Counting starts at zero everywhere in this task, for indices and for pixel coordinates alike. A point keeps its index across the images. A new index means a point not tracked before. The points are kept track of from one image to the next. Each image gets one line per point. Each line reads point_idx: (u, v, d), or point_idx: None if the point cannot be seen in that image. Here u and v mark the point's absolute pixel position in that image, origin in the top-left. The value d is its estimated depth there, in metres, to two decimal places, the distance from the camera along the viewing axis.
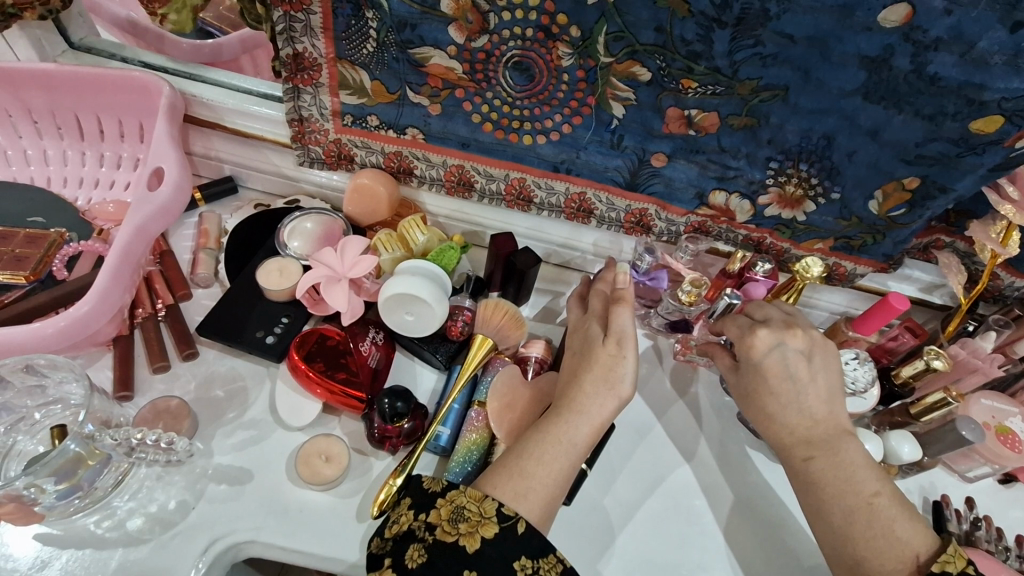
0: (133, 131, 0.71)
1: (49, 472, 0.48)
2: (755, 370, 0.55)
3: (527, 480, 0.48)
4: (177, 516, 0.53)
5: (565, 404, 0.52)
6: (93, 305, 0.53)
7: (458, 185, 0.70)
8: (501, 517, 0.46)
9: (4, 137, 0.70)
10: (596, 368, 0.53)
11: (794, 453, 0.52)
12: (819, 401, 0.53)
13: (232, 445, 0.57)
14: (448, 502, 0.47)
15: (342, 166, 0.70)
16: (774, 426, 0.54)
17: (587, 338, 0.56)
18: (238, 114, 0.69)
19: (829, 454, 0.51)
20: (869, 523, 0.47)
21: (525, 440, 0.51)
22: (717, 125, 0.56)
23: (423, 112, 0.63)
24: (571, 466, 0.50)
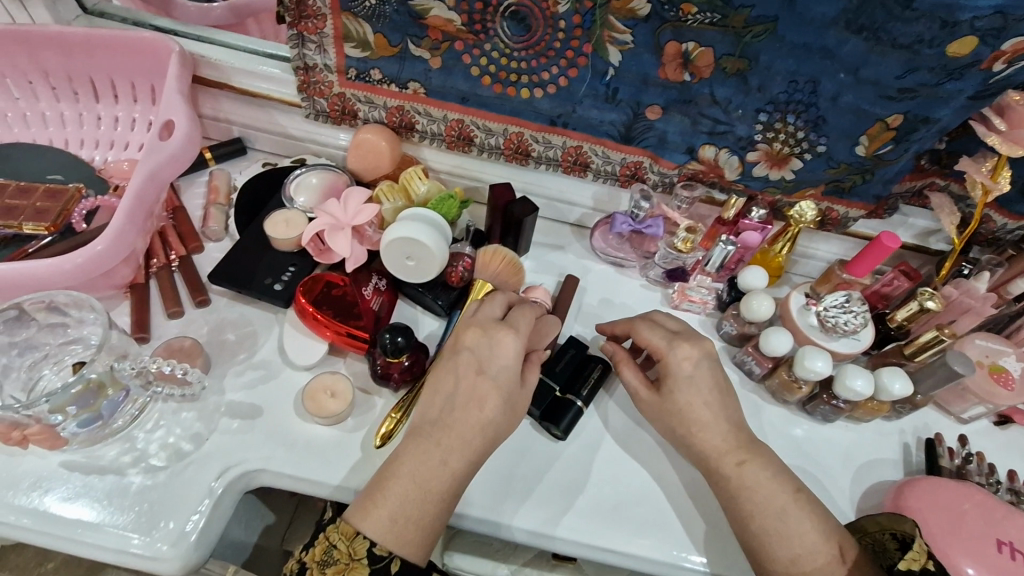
0: (145, 93, 0.74)
1: (69, 400, 0.51)
2: (682, 387, 0.56)
3: (409, 515, 0.48)
4: (191, 447, 0.56)
5: (456, 436, 0.50)
6: (109, 245, 0.55)
7: (458, 140, 0.72)
8: (372, 558, 0.47)
9: (24, 101, 0.73)
10: (494, 406, 0.51)
11: (726, 460, 0.53)
12: (734, 412, 0.56)
13: (243, 384, 0.60)
14: (323, 540, 0.48)
15: (346, 121, 0.73)
16: (705, 435, 0.54)
17: (481, 356, 0.53)
18: (245, 74, 0.71)
19: (759, 460, 0.53)
20: (795, 522, 0.49)
21: (402, 469, 0.50)
22: (711, 65, 0.57)
23: (424, 67, 0.65)
24: (445, 495, 0.49)
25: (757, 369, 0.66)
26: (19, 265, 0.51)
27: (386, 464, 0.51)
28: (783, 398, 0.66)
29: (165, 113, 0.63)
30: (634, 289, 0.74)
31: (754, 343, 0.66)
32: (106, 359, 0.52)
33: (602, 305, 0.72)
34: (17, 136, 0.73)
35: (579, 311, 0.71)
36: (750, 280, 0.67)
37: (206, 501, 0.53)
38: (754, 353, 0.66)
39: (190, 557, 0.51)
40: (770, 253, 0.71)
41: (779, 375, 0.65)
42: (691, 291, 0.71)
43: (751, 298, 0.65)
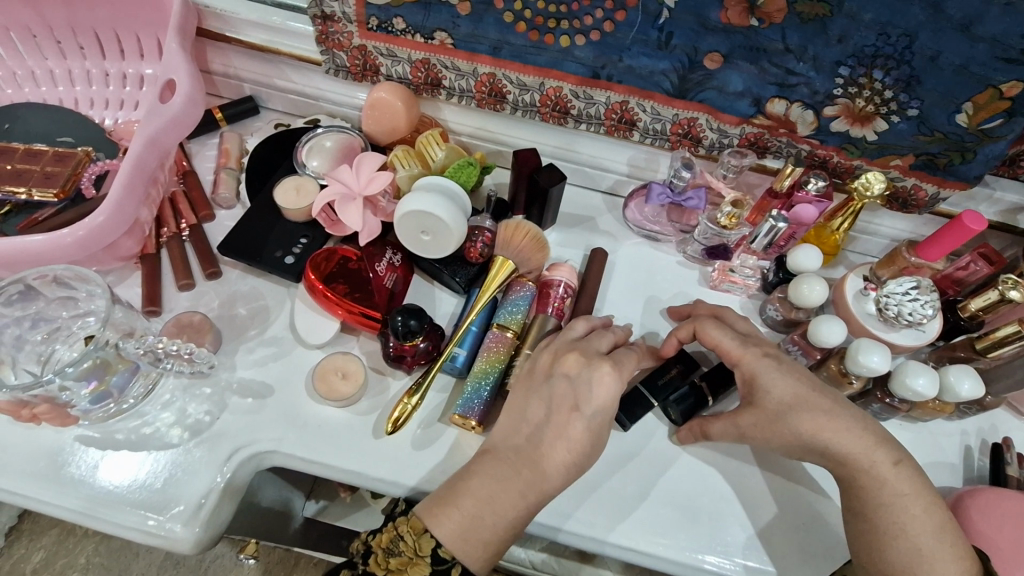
0: (152, 49, 0.70)
1: (79, 376, 0.50)
2: (774, 383, 0.51)
3: (476, 533, 0.47)
4: (205, 424, 0.55)
5: (544, 465, 0.48)
6: (109, 216, 0.52)
7: (489, 97, 0.66)
8: (434, 560, 0.46)
9: (31, 58, 0.70)
10: (585, 443, 0.49)
11: (881, 461, 0.49)
12: (866, 418, 0.51)
13: (253, 360, 0.58)
14: (391, 528, 0.48)
15: (366, 76, 0.67)
16: (848, 436, 0.50)
17: (577, 387, 0.51)
18: (252, 26, 0.66)
19: (910, 462, 0.50)
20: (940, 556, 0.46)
21: (476, 486, 0.48)
22: (783, 10, 0.49)
23: (451, 13, 0.59)
24: (515, 517, 0.48)
25: (802, 360, 0.61)
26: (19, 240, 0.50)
27: (464, 474, 0.49)
28: None
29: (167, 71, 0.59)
30: (670, 266, 0.68)
31: (801, 332, 0.60)
32: (110, 337, 0.50)
33: (634, 283, 0.67)
34: (27, 96, 0.71)
35: (608, 288, 0.66)
36: (802, 260, 0.60)
37: (217, 483, 0.52)
38: (800, 343, 0.60)
39: (201, 540, 0.51)
40: (827, 230, 0.63)
41: (827, 367, 0.58)
42: (734, 271, 0.64)
43: (801, 282, 0.58)
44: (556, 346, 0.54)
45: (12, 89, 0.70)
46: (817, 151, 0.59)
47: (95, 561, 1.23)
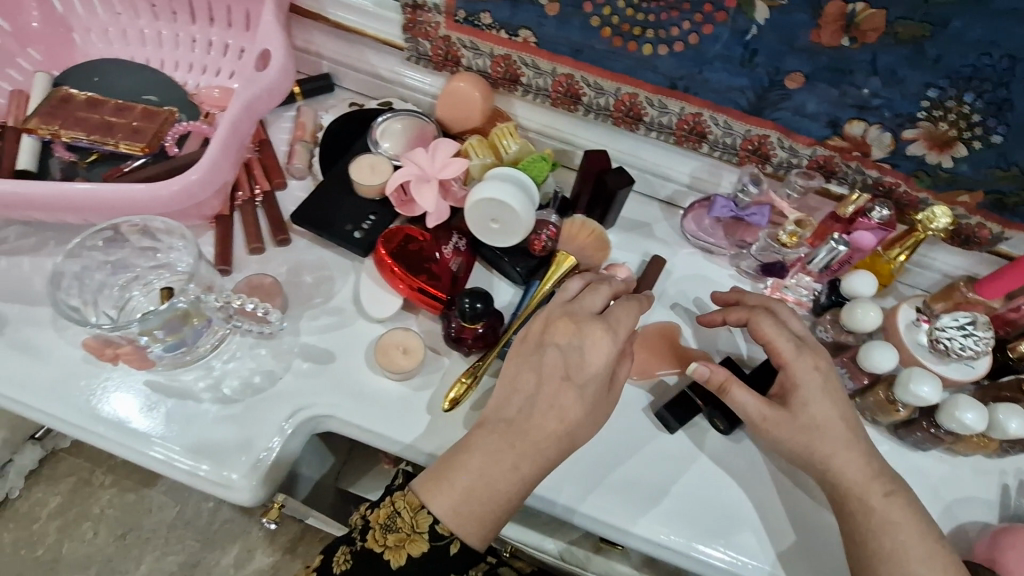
0: (240, 19, 0.71)
1: (159, 324, 0.52)
2: (814, 397, 0.53)
3: (471, 509, 0.49)
4: (268, 383, 0.57)
5: (537, 441, 0.50)
6: (203, 174, 0.54)
7: (564, 97, 0.67)
8: (433, 536, 0.48)
9: (126, 18, 0.72)
10: (579, 415, 0.50)
11: (874, 488, 0.51)
12: (869, 447, 0.53)
13: (316, 327, 0.60)
14: (389, 504, 0.50)
15: (446, 66, 0.69)
16: (844, 458, 0.52)
17: (571, 357, 0.51)
18: (340, 6, 0.68)
19: (905, 493, 0.51)
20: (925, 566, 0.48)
21: (472, 464, 0.49)
22: (879, 31, 0.50)
23: (539, 13, 0.61)
24: (512, 493, 0.49)
25: (849, 384, 0.61)
26: (117, 189, 0.51)
27: (459, 451, 0.50)
28: (874, 418, 0.60)
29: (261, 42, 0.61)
30: (723, 279, 0.69)
31: (851, 356, 0.61)
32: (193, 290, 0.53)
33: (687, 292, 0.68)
34: (116, 53, 0.73)
35: (661, 294, 0.68)
36: (857, 285, 0.61)
37: (278, 439, 0.54)
38: (850, 367, 0.61)
39: (255, 493, 0.53)
40: (882, 259, 0.64)
41: (876, 393, 0.59)
42: (788, 288, 0.66)
43: (855, 306, 0.59)
44: (551, 315, 0.53)
45: (103, 45, 0.73)
46: (886, 178, 0.60)
47: (110, 511, 1.29)
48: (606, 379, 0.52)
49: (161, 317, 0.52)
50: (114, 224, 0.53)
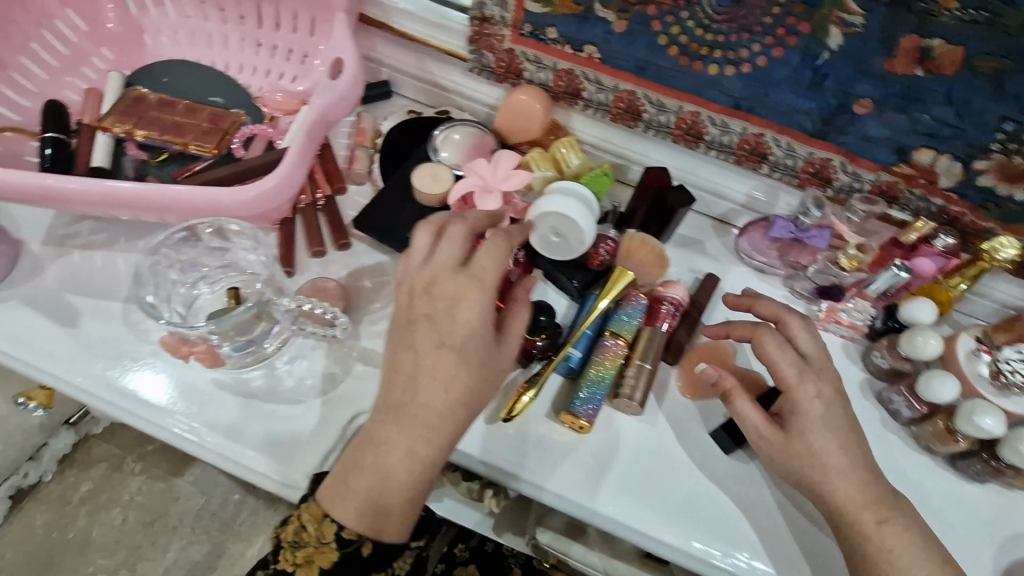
0: (305, 24, 0.72)
1: (233, 325, 0.55)
2: (812, 424, 0.52)
3: (379, 509, 0.49)
4: (331, 385, 0.58)
5: (411, 420, 0.50)
6: (280, 181, 0.55)
7: (625, 113, 0.68)
8: (340, 543, 0.48)
9: (195, 20, 0.74)
10: (466, 381, 0.50)
11: (866, 516, 0.50)
12: (870, 473, 0.52)
13: (375, 332, 0.61)
14: (292, 522, 0.49)
15: (508, 78, 0.70)
16: (835, 483, 0.51)
17: (441, 324, 0.51)
18: (405, 16, 0.70)
19: (899, 519, 0.50)
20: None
21: (388, 466, 0.49)
22: (958, 64, 0.50)
23: (606, 29, 0.62)
24: (414, 479, 0.49)
25: (906, 411, 0.61)
26: (200, 192, 0.52)
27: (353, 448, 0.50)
28: (929, 446, 0.60)
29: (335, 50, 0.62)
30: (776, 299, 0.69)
31: (909, 384, 0.60)
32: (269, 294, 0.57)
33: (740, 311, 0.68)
34: (183, 54, 0.75)
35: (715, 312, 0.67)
36: (916, 312, 0.60)
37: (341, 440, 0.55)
38: (907, 394, 0.60)
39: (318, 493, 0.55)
40: (941, 286, 0.63)
41: (934, 423, 0.59)
42: (843, 312, 0.65)
43: (916, 333, 0.59)
44: (414, 284, 0.52)
45: (170, 45, 0.75)
46: (952, 206, 0.60)
47: (141, 496, 1.38)
48: (484, 337, 0.51)
49: (235, 319, 0.54)
50: (195, 224, 0.57)
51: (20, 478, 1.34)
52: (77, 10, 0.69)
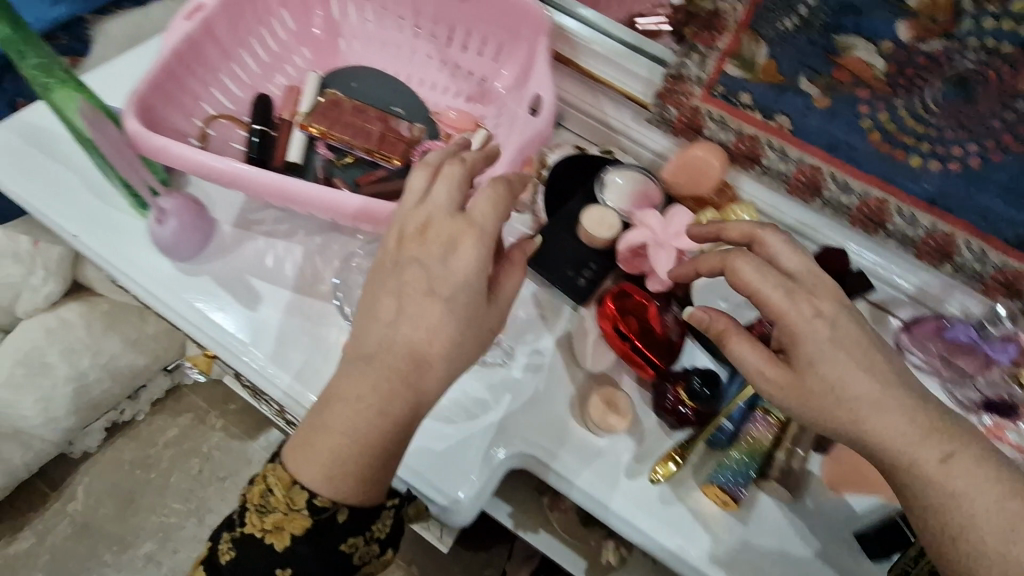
0: (492, 50, 0.75)
1: None
2: (820, 355, 0.45)
3: (344, 471, 0.47)
4: (482, 410, 0.59)
5: (425, 372, 0.47)
6: None
7: (804, 186, 0.66)
8: (311, 510, 0.48)
9: (389, 32, 0.78)
10: (447, 329, 0.47)
11: (926, 453, 0.41)
12: (914, 402, 0.43)
13: (524, 364, 0.62)
14: (258, 489, 0.49)
15: (687, 133, 0.69)
16: (885, 434, 0.43)
17: (433, 272, 0.48)
18: (594, 57, 0.71)
19: (968, 452, 0.41)
20: (1012, 524, 0.39)
21: (332, 422, 0.46)
22: None
23: (805, 103, 0.61)
24: (394, 428, 0.46)
25: None
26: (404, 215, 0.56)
27: (318, 406, 0.47)
28: None
29: (535, 87, 0.65)
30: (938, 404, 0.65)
31: None
32: None
33: None
34: (371, 61, 0.78)
35: None
36: None
37: (499, 455, 0.57)
38: None
39: (478, 510, 0.57)
40: None
41: None
42: (1011, 431, 0.61)
43: None
44: (405, 228, 0.49)
45: (361, 51, 0.78)
46: None
47: (218, 452, 1.46)
48: (476, 289, 0.48)
49: None
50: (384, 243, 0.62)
51: (118, 414, 1.44)
52: (290, 11, 0.74)
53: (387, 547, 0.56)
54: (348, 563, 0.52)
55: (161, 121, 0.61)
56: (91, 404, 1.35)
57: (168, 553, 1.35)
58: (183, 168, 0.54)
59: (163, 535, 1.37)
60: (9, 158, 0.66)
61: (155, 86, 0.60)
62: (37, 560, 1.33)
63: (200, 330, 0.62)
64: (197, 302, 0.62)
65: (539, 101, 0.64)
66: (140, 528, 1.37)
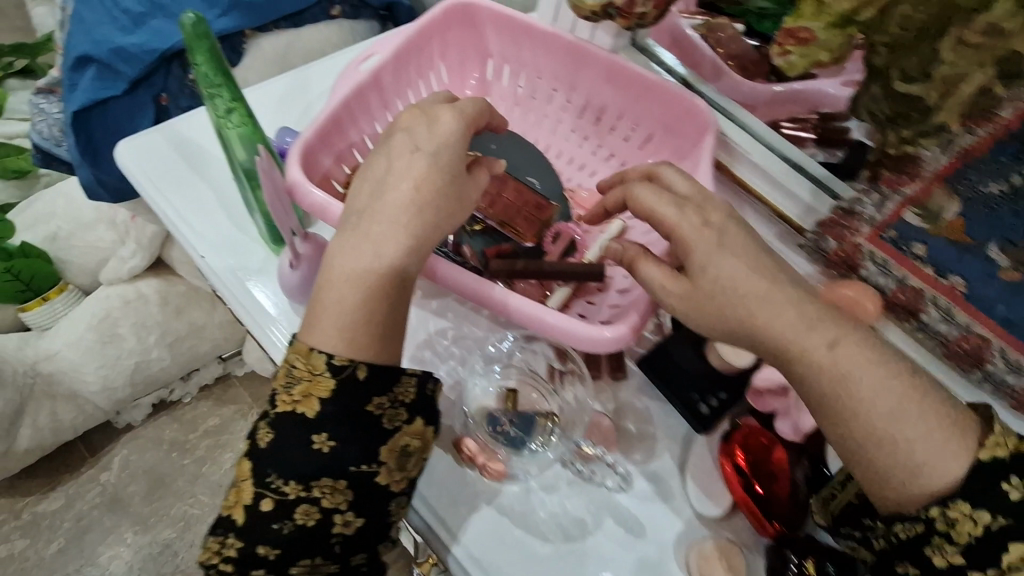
0: (640, 138, 0.73)
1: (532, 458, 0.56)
2: (711, 258, 0.46)
3: (355, 326, 0.51)
4: (579, 534, 0.54)
5: (378, 221, 0.52)
6: (617, 334, 0.52)
7: (964, 356, 0.57)
8: (332, 372, 0.50)
9: (538, 100, 0.78)
10: (421, 171, 0.54)
11: (812, 340, 0.43)
12: (797, 294, 0.45)
13: (635, 491, 0.57)
14: (285, 365, 0.52)
15: (839, 269, 0.62)
16: (763, 322, 0.44)
17: (416, 135, 0.56)
18: (752, 168, 0.68)
19: (851, 337, 0.43)
20: (936, 456, 0.39)
21: (334, 276, 0.52)
22: None
23: (987, 271, 0.56)
24: (381, 292, 0.51)
25: None
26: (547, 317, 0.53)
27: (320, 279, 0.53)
28: None
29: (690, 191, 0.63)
30: None
31: None
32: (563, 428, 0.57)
33: None
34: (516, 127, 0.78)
35: None
36: None
37: None
38: None
39: None
40: None
41: None
42: None
43: None
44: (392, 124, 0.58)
45: (506, 114, 0.79)
46: None
47: None
48: (455, 150, 0.55)
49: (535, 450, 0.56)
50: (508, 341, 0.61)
51: (167, 393, 1.44)
52: (449, 68, 0.77)
53: (428, 423, 0.54)
54: (377, 433, 0.51)
55: (319, 169, 0.63)
56: (146, 380, 1.35)
57: (185, 544, 1.34)
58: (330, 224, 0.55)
59: (184, 524, 1.36)
60: (148, 158, 0.67)
61: (321, 134, 0.62)
62: (62, 524, 1.33)
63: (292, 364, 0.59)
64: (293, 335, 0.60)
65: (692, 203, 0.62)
66: (164, 513, 1.36)
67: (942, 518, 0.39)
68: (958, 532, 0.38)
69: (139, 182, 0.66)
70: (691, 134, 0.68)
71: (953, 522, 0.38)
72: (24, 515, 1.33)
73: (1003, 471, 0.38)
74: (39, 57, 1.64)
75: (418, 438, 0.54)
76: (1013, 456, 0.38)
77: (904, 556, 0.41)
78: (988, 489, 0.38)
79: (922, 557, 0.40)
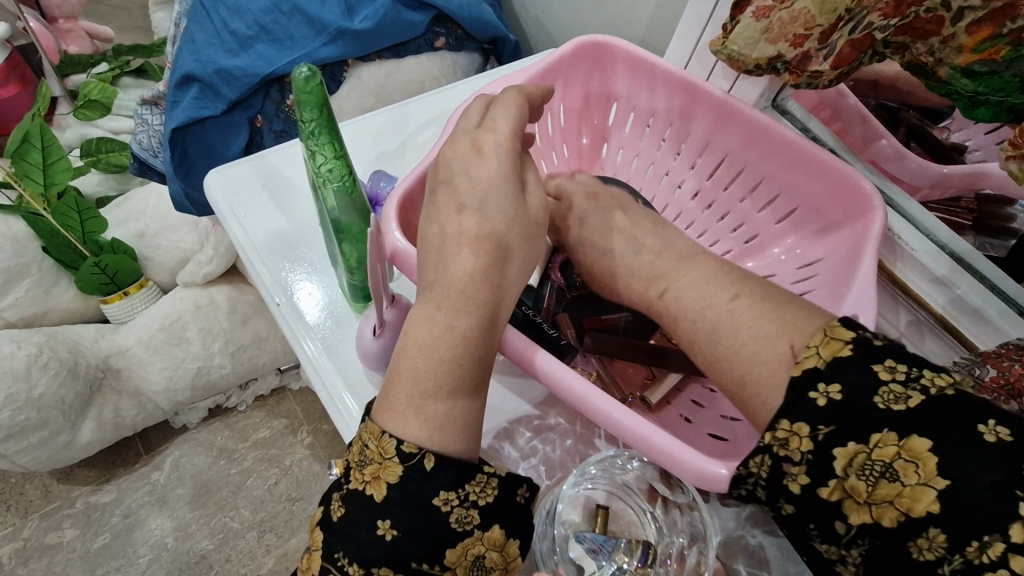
0: (780, 208, 0.66)
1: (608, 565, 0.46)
2: (611, 228, 0.61)
3: (426, 387, 0.44)
4: None
5: (446, 283, 0.48)
6: (733, 472, 0.43)
7: None
8: (403, 457, 0.42)
9: (663, 152, 0.72)
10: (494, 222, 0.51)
11: (652, 289, 0.53)
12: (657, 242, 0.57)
13: None
14: (358, 440, 0.44)
15: (995, 394, 0.46)
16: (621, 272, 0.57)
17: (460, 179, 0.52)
18: (912, 266, 0.58)
19: (679, 279, 0.52)
20: (756, 364, 0.43)
21: (413, 336, 0.46)
22: None
23: None
24: (467, 356, 0.45)
25: None
26: (652, 444, 0.44)
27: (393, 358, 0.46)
28: None
29: (844, 286, 0.55)
30: None
31: None
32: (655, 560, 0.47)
33: None
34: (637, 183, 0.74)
35: None
36: None
37: None
38: None
39: None
40: None
41: None
42: None
43: None
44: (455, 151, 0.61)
45: (626, 163, 0.75)
46: None
47: (298, 468, 1.43)
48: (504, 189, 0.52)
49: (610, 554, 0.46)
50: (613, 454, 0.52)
51: (223, 399, 1.44)
52: (567, 109, 0.71)
53: (511, 534, 0.44)
54: (447, 533, 0.42)
55: (414, 221, 0.57)
56: (206, 385, 1.34)
57: (221, 557, 1.32)
58: (410, 277, 0.52)
59: (223, 537, 1.34)
60: (235, 191, 0.66)
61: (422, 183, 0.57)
62: (110, 519, 1.34)
63: (347, 428, 0.54)
64: (355, 395, 0.56)
65: (844, 294, 0.54)
66: (205, 521, 1.35)
67: (774, 442, 0.40)
68: (790, 450, 0.39)
69: (223, 214, 0.65)
70: (852, 209, 0.59)
71: (784, 442, 0.39)
72: (78, 505, 1.35)
73: (813, 380, 0.39)
74: (153, 57, 1.71)
75: (497, 552, 0.44)
76: (829, 364, 0.39)
77: (807, 519, 0.40)
78: (797, 403, 0.40)
79: (829, 519, 0.39)
